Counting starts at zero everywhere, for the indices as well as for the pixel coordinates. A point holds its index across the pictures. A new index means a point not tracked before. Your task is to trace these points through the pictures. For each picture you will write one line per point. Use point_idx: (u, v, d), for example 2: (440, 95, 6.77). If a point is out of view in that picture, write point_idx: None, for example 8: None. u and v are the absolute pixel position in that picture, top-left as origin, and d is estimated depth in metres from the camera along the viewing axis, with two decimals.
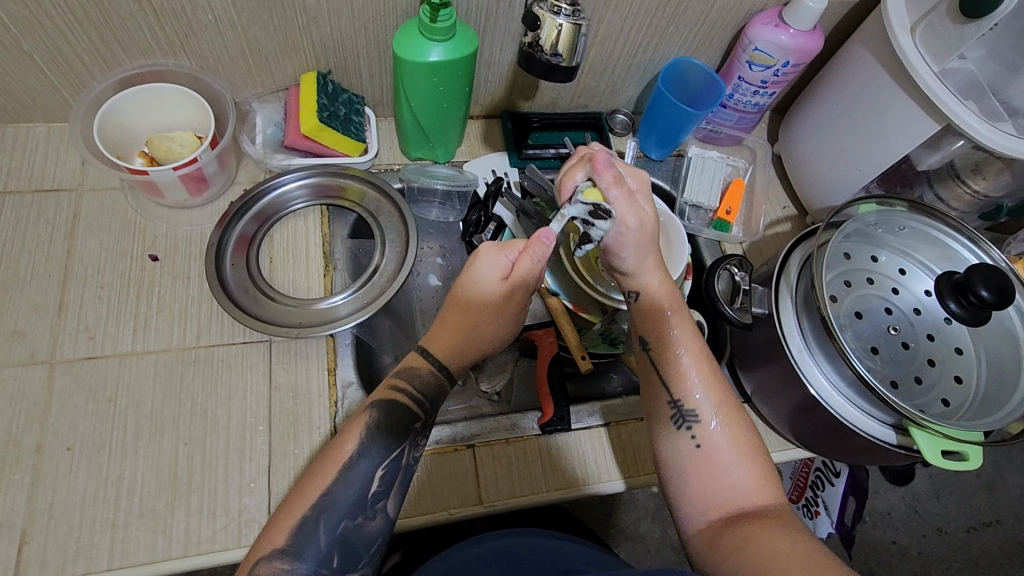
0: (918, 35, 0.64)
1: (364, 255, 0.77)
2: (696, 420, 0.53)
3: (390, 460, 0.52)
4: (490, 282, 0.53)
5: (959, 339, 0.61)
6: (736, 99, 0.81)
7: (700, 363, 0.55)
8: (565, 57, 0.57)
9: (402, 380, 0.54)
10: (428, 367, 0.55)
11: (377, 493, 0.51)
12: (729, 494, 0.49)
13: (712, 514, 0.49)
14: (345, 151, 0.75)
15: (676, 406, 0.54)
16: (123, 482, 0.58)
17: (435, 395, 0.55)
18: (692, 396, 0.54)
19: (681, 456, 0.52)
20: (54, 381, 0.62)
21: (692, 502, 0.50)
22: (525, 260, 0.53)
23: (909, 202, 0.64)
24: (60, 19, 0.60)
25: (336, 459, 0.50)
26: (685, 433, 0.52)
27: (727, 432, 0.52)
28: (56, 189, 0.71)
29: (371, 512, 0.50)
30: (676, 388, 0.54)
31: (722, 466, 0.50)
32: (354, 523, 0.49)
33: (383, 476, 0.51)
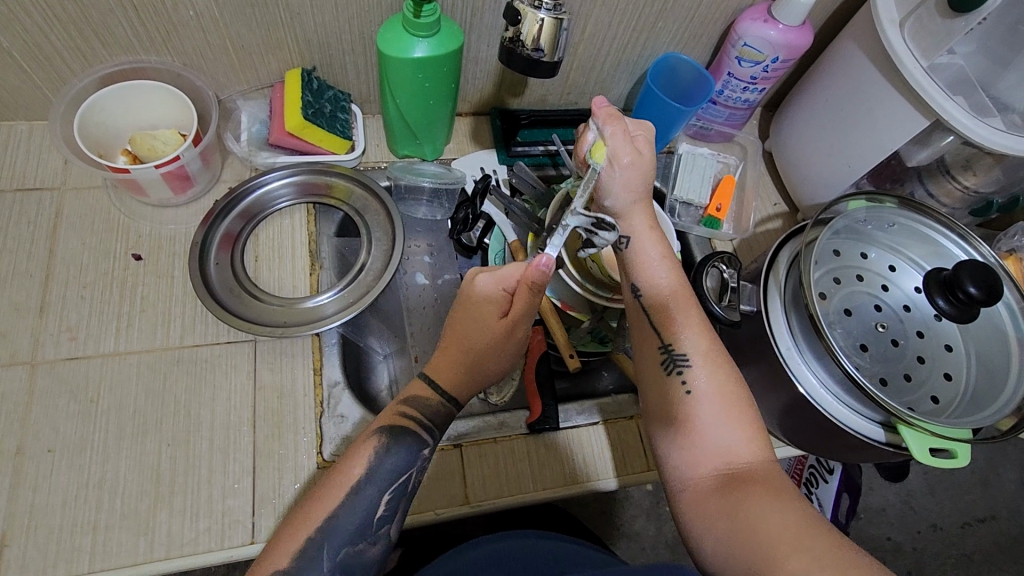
0: (906, 29, 0.64)
1: (351, 254, 0.77)
2: (686, 365, 0.52)
3: (397, 485, 0.51)
4: (489, 317, 0.53)
5: (949, 336, 0.60)
6: (726, 95, 0.81)
7: (689, 311, 0.55)
8: (547, 52, 0.56)
9: (411, 409, 0.53)
10: (437, 398, 0.54)
11: (383, 518, 0.50)
12: (720, 441, 0.48)
13: (704, 462, 0.48)
14: (332, 148, 0.75)
15: (665, 352, 0.53)
16: (105, 484, 0.58)
17: (444, 422, 0.54)
18: (682, 341, 0.53)
19: (670, 402, 0.51)
20: (35, 382, 0.61)
21: (681, 450, 0.49)
22: (524, 298, 0.52)
23: (899, 198, 0.65)
24: (38, 16, 0.59)
25: (341, 481, 0.50)
26: (675, 378, 0.52)
27: (717, 377, 0.51)
28: (38, 187, 0.71)
29: (374, 538, 0.50)
30: (666, 334, 0.54)
31: (711, 410, 0.50)
32: (356, 549, 0.49)
33: (388, 501, 0.51)
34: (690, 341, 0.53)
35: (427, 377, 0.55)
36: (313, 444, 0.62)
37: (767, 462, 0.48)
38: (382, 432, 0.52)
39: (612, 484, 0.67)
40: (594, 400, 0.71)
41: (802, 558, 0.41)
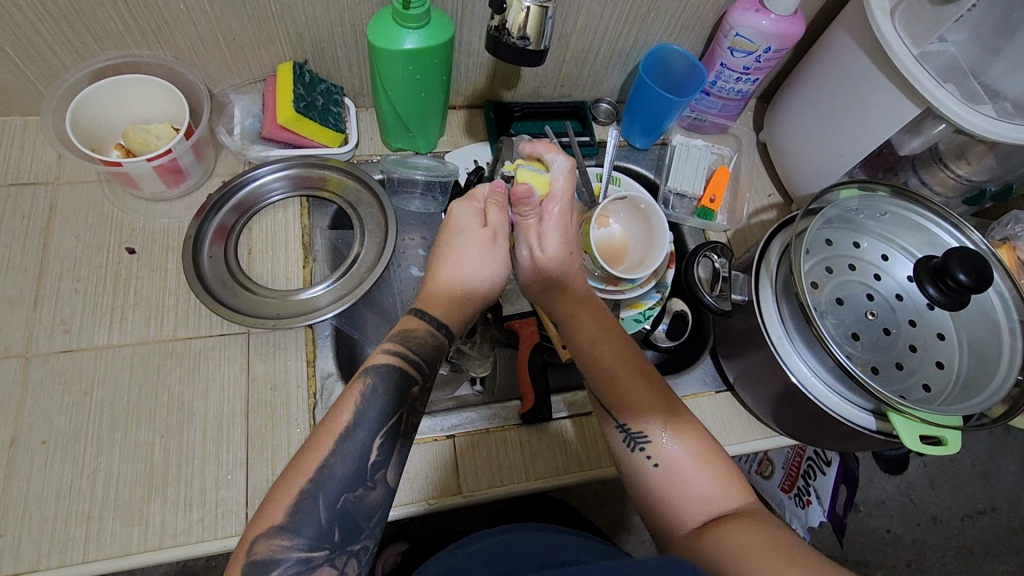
0: (898, 16, 0.64)
1: (344, 245, 0.75)
2: (647, 439, 0.52)
3: (388, 428, 0.48)
4: (471, 230, 0.56)
5: (942, 324, 0.60)
6: (719, 86, 0.80)
7: (634, 381, 0.55)
8: (533, 41, 0.56)
9: (399, 343, 0.51)
10: (426, 326, 0.53)
11: (377, 462, 0.47)
12: (697, 503, 0.49)
13: (689, 525, 0.49)
14: (324, 142, 0.75)
15: (625, 431, 0.53)
16: (98, 475, 0.58)
17: (432, 356, 0.52)
18: (635, 416, 0.53)
19: (640, 478, 0.52)
20: (28, 374, 0.62)
21: (668, 513, 0.50)
22: (496, 206, 0.57)
23: (892, 187, 0.63)
24: (29, 9, 0.59)
25: (330, 430, 0.46)
26: (640, 454, 0.52)
27: (679, 444, 0.52)
28: (32, 182, 0.71)
29: (371, 483, 0.47)
30: (622, 409, 0.54)
31: (682, 478, 0.50)
32: (354, 496, 0.46)
33: (381, 444, 0.47)
34: (646, 410, 0.53)
35: (416, 312, 0.54)
36: (306, 434, 0.63)
37: (748, 505, 0.50)
38: (371, 372, 0.49)
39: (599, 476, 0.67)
40: (566, 394, 0.71)
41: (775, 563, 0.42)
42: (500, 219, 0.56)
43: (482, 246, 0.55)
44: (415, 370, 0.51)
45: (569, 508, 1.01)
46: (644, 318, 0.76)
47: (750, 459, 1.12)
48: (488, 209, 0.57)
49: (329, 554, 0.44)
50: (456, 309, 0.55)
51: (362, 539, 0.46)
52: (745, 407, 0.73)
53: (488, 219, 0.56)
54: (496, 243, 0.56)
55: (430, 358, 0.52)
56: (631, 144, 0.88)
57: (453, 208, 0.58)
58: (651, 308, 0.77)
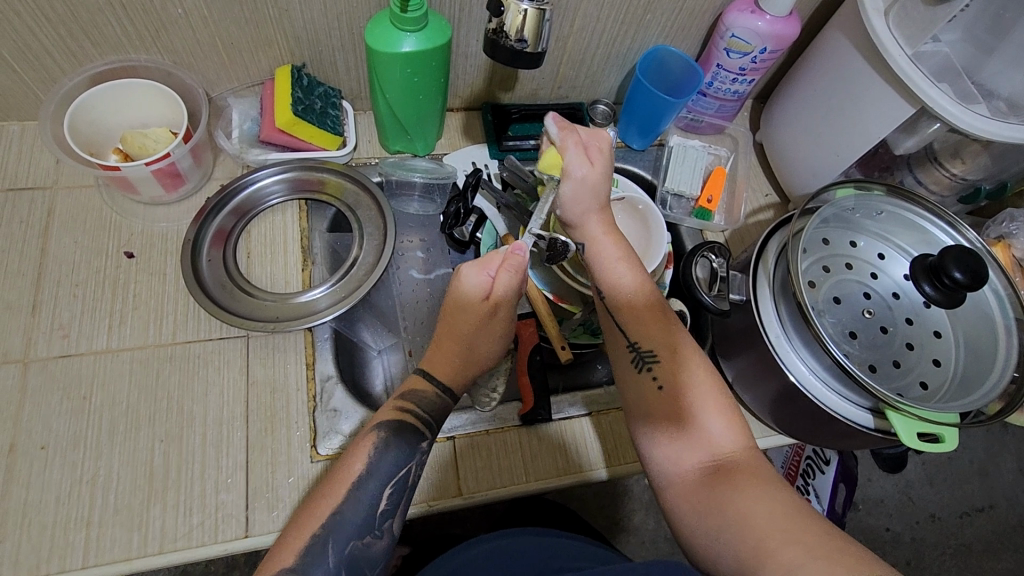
0: (891, 17, 0.64)
1: (342, 248, 0.76)
2: (656, 361, 0.54)
3: (397, 479, 0.51)
4: (473, 304, 0.54)
5: (938, 322, 0.61)
6: (716, 87, 0.81)
7: (648, 310, 0.57)
8: (530, 43, 0.57)
9: (408, 402, 0.53)
10: (432, 390, 0.54)
11: (385, 510, 0.50)
12: (700, 432, 0.50)
13: (686, 460, 0.49)
14: (322, 145, 0.75)
15: (634, 350, 0.55)
16: (98, 480, 0.58)
17: (439, 414, 0.54)
18: (648, 339, 0.55)
19: (645, 399, 0.53)
20: (27, 379, 0.62)
21: (662, 446, 0.50)
22: (505, 275, 0.54)
23: (887, 186, 0.64)
24: (27, 15, 0.59)
25: (342, 479, 0.49)
26: (647, 374, 0.54)
27: (689, 373, 0.53)
28: (30, 187, 0.71)
29: (378, 531, 0.49)
30: (633, 330, 0.56)
31: (689, 406, 0.51)
32: (362, 542, 0.48)
33: (390, 494, 0.50)
34: (659, 340, 0.55)
35: (421, 372, 0.55)
36: (306, 438, 0.63)
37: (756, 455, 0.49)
38: (381, 427, 0.51)
39: (597, 477, 0.67)
40: (570, 394, 0.71)
41: (793, 550, 0.42)
42: (510, 287, 0.54)
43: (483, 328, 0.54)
44: (425, 428, 0.53)
45: (568, 510, 1.02)
46: None
47: None
48: (497, 276, 0.54)
49: None
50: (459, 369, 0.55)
51: None
52: (745, 407, 0.73)
53: (494, 291, 0.54)
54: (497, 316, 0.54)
55: (438, 417, 0.54)
56: (628, 145, 0.88)
57: (462, 270, 0.55)
58: None
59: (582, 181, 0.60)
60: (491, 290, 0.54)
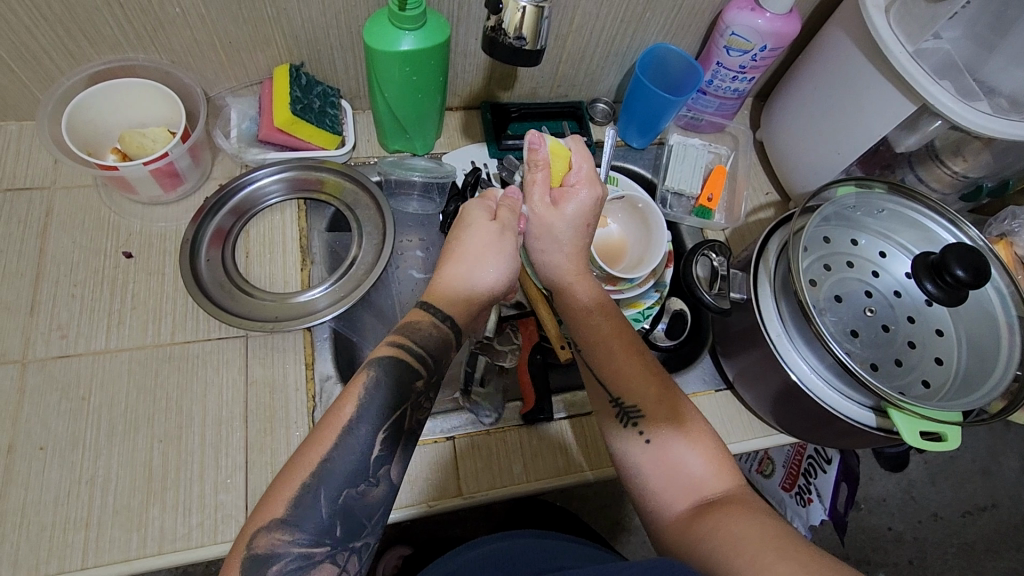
0: (892, 14, 0.64)
1: (342, 248, 0.74)
2: (641, 416, 0.54)
3: (391, 421, 0.47)
4: (479, 222, 0.55)
5: (941, 321, 0.60)
6: (715, 85, 0.80)
7: (628, 361, 0.57)
8: (529, 41, 0.56)
9: (403, 335, 0.50)
10: (430, 319, 0.52)
11: (380, 457, 0.46)
12: (691, 483, 0.50)
13: (677, 504, 0.49)
14: (321, 144, 0.75)
15: (618, 406, 0.55)
16: (96, 481, 0.58)
17: (437, 349, 0.51)
18: (630, 392, 0.55)
19: (632, 454, 0.53)
20: (25, 380, 0.61)
21: (658, 495, 0.50)
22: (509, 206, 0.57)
23: (888, 184, 0.64)
24: (24, 13, 0.59)
25: (334, 423, 0.46)
26: (633, 429, 0.53)
27: (674, 423, 0.53)
28: (28, 187, 0.71)
29: (374, 478, 0.46)
30: (616, 387, 0.56)
31: (675, 458, 0.51)
32: (356, 491, 0.45)
33: (384, 439, 0.46)
34: (641, 390, 0.55)
35: (422, 305, 0.53)
36: (305, 438, 0.63)
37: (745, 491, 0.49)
38: (375, 365, 0.49)
39: (598, 477, 0.67)
40: (567, 394, 0.71)
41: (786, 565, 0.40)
42: (513, 217, 0.57)
43: (491, 238, 0.55)
44: (420, 363, 0.50)
45: (569, 512, 1.01)
46: (643, 317, 0.74)
47: (751, 459, 1.12)
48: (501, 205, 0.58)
49: (331, 550, 0.44)
50: (460, 300, 0.54)
51: (364, 536, 0.46)
52: (746, 406, 0.73)
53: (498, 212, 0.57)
54: (505, 236, 0.55)
55: (436, 353, 0.51)
56: (628, 144, 0.88)
57: (467, 204, 0.58)
58: (650, 308, 0.75)
59: (536, 220, 0.60)
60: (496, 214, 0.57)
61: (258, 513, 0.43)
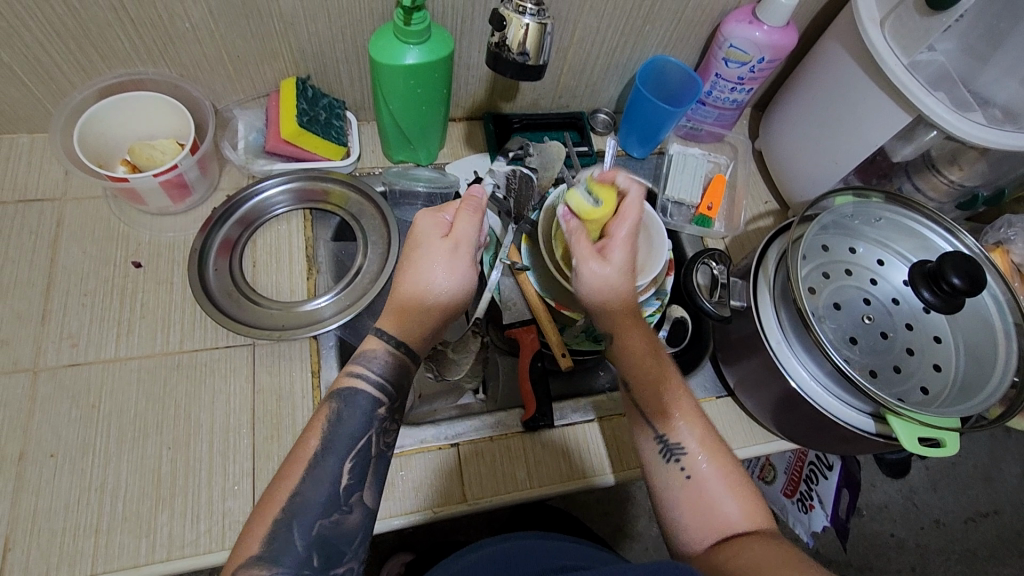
0: (887, 28, 0.65)
1: (348, 257, 0.76)
2: (683, 452, 0.54)
3: (358, 451, 0.48)
4: (433, 244, 0.54)
5: (938, 328, 0.61)
6: (715, 96, 0.82)
7: (679, 403, 0.56)
8: (532, 56, 0.58)
9: (359, 366, 0.51)
10: (384, 347, 0.52)
11: (350, 487, 0.47)
12: (722, 517, 0.51)
13: (706, 538, 0.50)
14: (327, 155, 0.76)
15: (662, 442, 0.55)
16: (106, 488, 0.59)
17: (395, 375, 0.51)
18: (678, 432, 0.55)
19: (671, 488, 0.53)
20: (37, 388, 0.62)
21: (688, 527, 0.52)
22: (464, 215, 0.55)
23: (885, 193, 0.65)
24: (37, 29, 0.60)
25: (301, 456, 0.47)
26: (674, 466, 0.54)
27: (714, 464, 0.54)
28: (38, 198, 0.72)
29: (347, 506, 0.47)
30: (660, 426, 0.56)
31: (713, 495, 0.52)
32: (331, 521, 0.46)
33: (352, 469, 0.48)
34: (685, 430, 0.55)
35: (376, 332, 0.53)
36: None
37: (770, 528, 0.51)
38: (337, 397, 0.50)
39: (601, 484, 0.67)
40: (571, 401, 0.72)
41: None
42: (469, 230, 0.55)
43: (444, 262, 0.53)
44: (381, 393, 0.51)
45: (573, 518, 1.02)
46: None
47: (752, 464, 1.13)
48: (456, 219, 0.56)
49: None
50: (414, 326, 0.53)
51: (346, 561, 0.46)
52: (746, 412, 0.74)
53: (454, 230, 0.55)
54: (459, 252, 0.54)
55: (396, 378, 0.52)
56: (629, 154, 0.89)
57: (419, 217, 0.57)
58: (652, 315, 0.75)
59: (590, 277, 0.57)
60: (449, 232, 0.55)
61: (247, 546, 0.45)
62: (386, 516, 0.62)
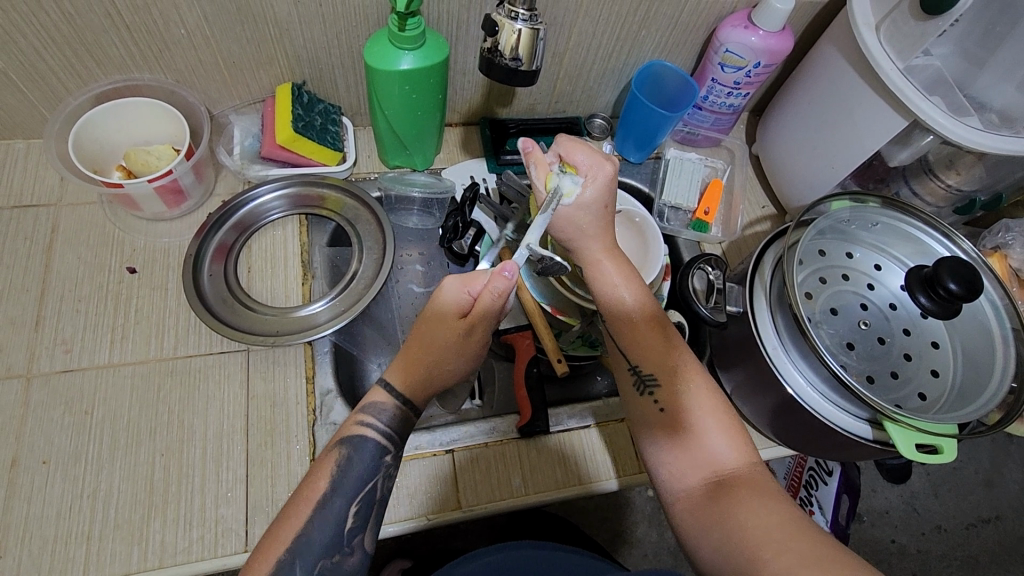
0: (883, 33, 0.65)
1: (342, 262, 0.77)
2: (656, 385, 0.53)
3: (364, 494, 0.49)
4: (450, 321, 0.50)
5: (936, 334, 0.61)
6: (711, 101, 0.82)
7: (651, 334, 0.55)
8: (525, 61, 0.57)
9: (368, 416, 0.50)
10: (393, 400, 0.51)
11: (354, 528, 0.48)
12: (705, 455, 0.50)
13: (690, 476, 0.49)
14: (323, 160, 0.76)
15: (637, 374, 0.55)
16: (98, 494, 0.59)
17: (403, 427, 0.51)
18: (648, 363, 0.54)
19: (649, 423, 0.53)
20: (30, 395, 0.62)
21: (670, 466, 0.51)
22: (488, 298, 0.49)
23: (882, 198, 0.64)
24: (32, 36, 0.60)
25: (306, 499, 0.48)
26: (649, 399, 0.53)
27: (692, 397, 0.52)
28: (34, 204, 0.72)
29: (349, 548, 0.48)
30: (637, 360, 0.55)
31: (693, 432, 0.51)
32: (332, 562, 0.47)
33: (357, 511, 0.49)
34: (660, 364, 0.54)
35: (382, 380, 0.51)
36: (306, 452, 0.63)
37: (757, 467, 0.50)
38: (344, 443, 0.49)
39: (596, 490, 0.67)
40: (566, 407, 0.72)
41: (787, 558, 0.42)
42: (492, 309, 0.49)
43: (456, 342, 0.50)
44: (388, 442, 0.50)
45: (571, 524, 1.02)
46: None
47: None
48: (480, 294, 0.50)
49: None
50: (424, 379, 0.51)
51: None
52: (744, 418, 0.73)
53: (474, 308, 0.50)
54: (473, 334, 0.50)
55: (402, 429, 0.51)
56: (625, 158, 0.89)
57: (444, 281, 0.51)
58: None
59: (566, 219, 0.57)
60: (470, 308, 0.50)
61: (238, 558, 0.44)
62: (380, 524, 0.62)
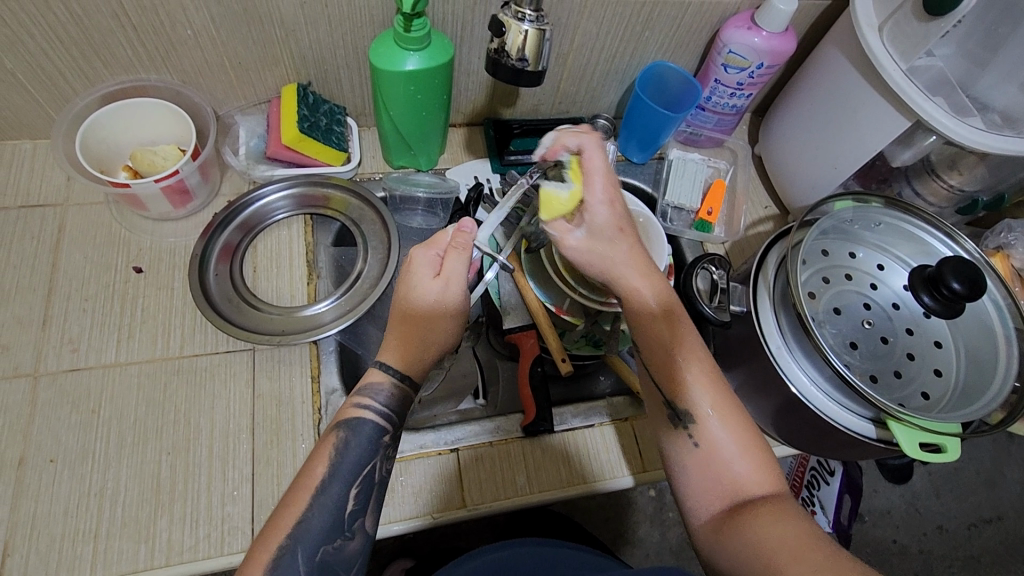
0: (886, 33, 0.65)
1: (348, 263, 0.79)
2: (693, 418, 0.52)
3: (363, 477, 0.49)
4: (424, 283, 0.52)
5: (938, 333, 0.61)
6: (714, 101, 0.82)
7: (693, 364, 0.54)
8: (531, 62, 0.58)
9: (364, 396, 0.51)
10: (389, 379, 0.51)
11: (355, 511, 0.49)
12: (734, 484, 0.49)
13: (715, 504, 0.49)
14: (328, 160, 0.77)
15: (671, 407, 0.53)
16: (105, 493, 0.59)
17: (400, 406, 0.52)
18: (687, 394, 0.53)
19: (679, 453, 0.52)
20: (37, 393, 0.62)
21: (696, 492, 0.50)
22: (453, 256, 0.52)
23: (884, 198, 0.65)
24: (40, 37, 0.61)
25: (305, 485, 0.48)
26: (684, 433, 0.52)
27: (726, 429, 0.51)
28: (41, 204, 0.72)
29: (349, 533, 0.48)
30: (672, 389, 0.54)
31: (723, 460, 0.50)
32: (333, 546, 0.47)
33: (357, 494, 0.49)
34: (695, 395, 0.53)
35: (379, 364, 0.52)
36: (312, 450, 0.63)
37: (778, 491, 0.49)
38: (343, 426, 0.50)
39: (600, 489, 0.67)
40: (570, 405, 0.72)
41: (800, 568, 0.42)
42: (460, 266, 0.52)
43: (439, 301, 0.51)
44: (387, 422, 0.51)
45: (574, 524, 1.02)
46: None
47: None
48: (447, 256, 0.52)
49: None
50: (418, 353, 0.52)
51: None
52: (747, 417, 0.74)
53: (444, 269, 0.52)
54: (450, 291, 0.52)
55: (398, 408, 0.52)
56: (628, 159, 0.89)
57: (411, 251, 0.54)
58: None
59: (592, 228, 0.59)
60: (441, 269, 0.52)
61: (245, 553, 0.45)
62: (386, 522, 0.62)
